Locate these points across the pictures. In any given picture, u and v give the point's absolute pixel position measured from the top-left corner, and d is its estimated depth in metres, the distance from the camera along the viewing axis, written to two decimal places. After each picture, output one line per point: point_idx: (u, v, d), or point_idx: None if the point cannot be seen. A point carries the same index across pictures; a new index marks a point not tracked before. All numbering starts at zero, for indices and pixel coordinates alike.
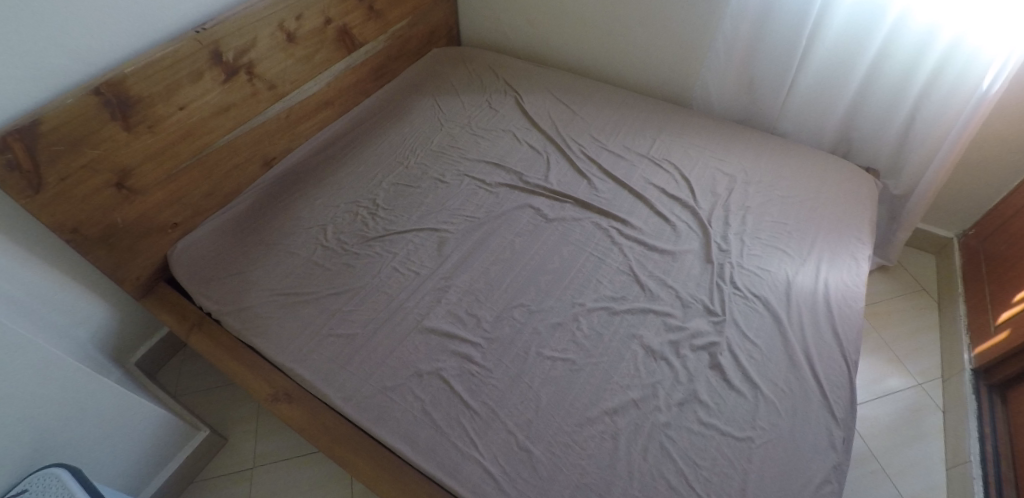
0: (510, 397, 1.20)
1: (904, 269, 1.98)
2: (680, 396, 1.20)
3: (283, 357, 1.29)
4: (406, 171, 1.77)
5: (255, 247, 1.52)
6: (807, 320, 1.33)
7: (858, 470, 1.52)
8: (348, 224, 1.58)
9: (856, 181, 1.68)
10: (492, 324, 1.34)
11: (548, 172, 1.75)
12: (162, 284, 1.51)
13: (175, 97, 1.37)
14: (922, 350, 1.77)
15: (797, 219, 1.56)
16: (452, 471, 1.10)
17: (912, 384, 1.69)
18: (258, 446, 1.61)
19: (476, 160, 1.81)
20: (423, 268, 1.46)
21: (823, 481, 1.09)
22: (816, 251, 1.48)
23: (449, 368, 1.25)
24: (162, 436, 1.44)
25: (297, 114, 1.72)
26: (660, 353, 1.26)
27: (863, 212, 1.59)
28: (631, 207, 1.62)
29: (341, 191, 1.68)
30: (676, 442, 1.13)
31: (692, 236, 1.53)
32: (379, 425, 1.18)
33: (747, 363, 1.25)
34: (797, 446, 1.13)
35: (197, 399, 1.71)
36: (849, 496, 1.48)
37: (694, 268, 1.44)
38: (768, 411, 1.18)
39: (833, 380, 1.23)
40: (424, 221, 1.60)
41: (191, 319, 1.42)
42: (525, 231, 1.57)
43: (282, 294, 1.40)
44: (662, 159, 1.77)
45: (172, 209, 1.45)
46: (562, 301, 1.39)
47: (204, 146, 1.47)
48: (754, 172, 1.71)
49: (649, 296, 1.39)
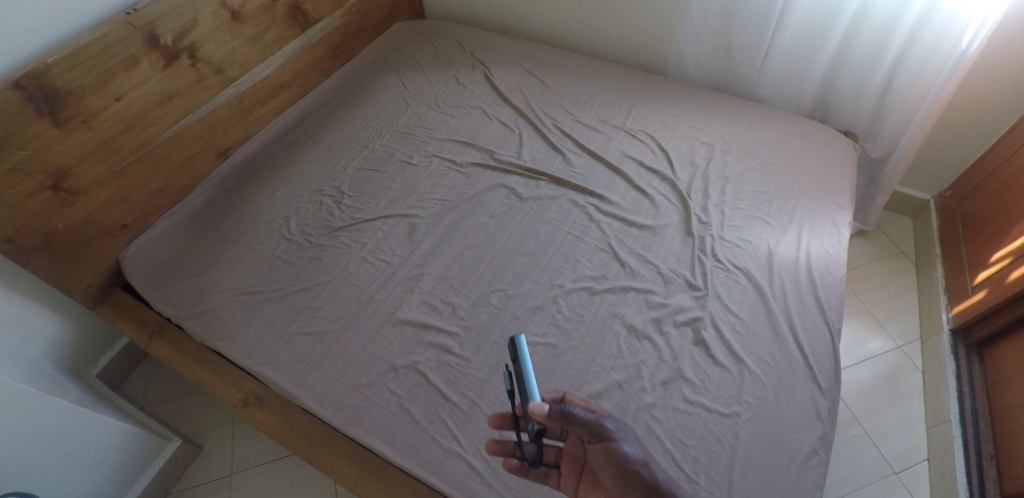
0: (490, 387, 1.16)
1: (883, 232, 1.97)
2: (665, 375, 1.17)
3: (250, 360, 1.24)
4: (372, 155, 1.69)
5: (214, 244, 1.44)
6: (790, 291, 1.31)
7: (842, 435, 1.53)
8: (312, 214, 1.51)
9: (833, 146, 1.65)
10: (469, 311, 1.29)
11: (520, 148, 1.68)
12: (117, 290, 1.43)
13: (110, 87, 1.27)
14: (901, 312, 1.77)
15: (777, 188, 1.53)
16: (434, 467, 1.06)
17: (892, 347, 1.70)
18: (235, 451, 1.55)
19: (445, 140, 1.73)
20: (394, 257, 1.40)
21: (810, 453, 1.08)
22: (796, 220, 1.46)
23: (426, 360, 1.20)
24: (129, 447, 1.38)
25: (251, 99, 1.63)
26: (643, 332, 1.23)
27: (841, 177, 1.57)
28: (608, 182, 1.57)
29: (303, 180, 1.60)
30: (662, 422, 1.10)
31: (672, 209, 1.48)
32: (355, 425, 1.13)
33: (731, 337, 1.23)
34: (784, 419, 1.12)
35: (167, 408, 1.64)
36: (835, 462, 1.49)
37: (674, 242, 1.41)
38: (753, 385, 1.16)
39: (817, 350, 1.22)
40: (393, 207, 1.53)
41: (151, 325, 1.36)
42: (499, 213, 1.51)
43: (246, 293, 1.34)
44: (638, 130, 1.71)
45: (119, 209, 1.37)
46: (540, 283, 1.34)
47: (148, 139, 1.38)
48: (732, 140, 1.67)
49: (630, 274, 1.35)
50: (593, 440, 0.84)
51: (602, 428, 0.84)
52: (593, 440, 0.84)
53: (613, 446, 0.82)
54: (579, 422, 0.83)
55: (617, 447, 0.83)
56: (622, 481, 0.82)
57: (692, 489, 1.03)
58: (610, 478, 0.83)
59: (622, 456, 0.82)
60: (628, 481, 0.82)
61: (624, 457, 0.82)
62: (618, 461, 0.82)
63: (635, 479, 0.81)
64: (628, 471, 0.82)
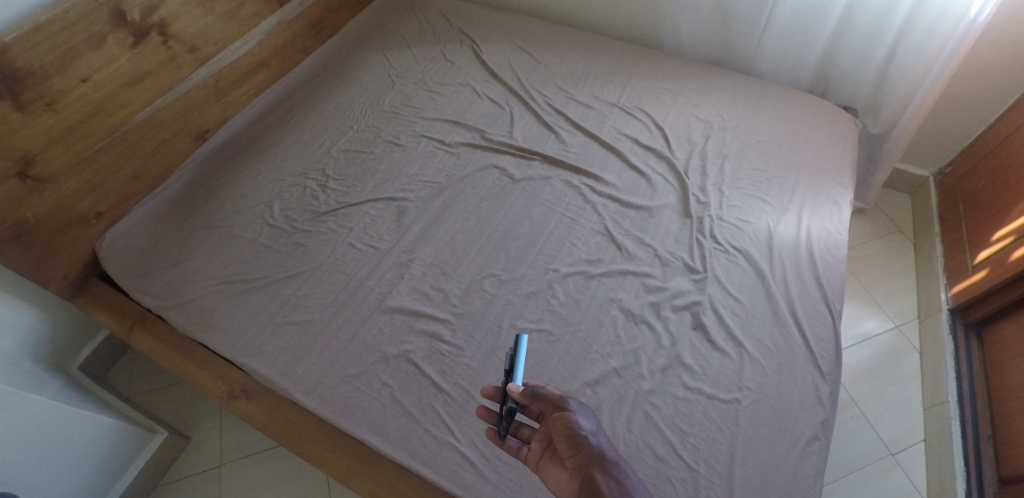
0: (484, 376, 1.13)
1: (881, 210, 1.94)
2: (663, 361, 1.14)
3: (235, 352, 1.20)
4: (357, 135, 1.63)
5: (195, 232, 1.40)
6: (790, 273, 1.28)
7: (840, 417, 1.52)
8: (296, 199, 1.46)
9: (835, 122, 1.60)
10: (461, 298, 1.25)
11: (512, 127, 1.62)
12: (95, 281, 1.38)
13: (75, 66, 1.20)
14: (900, 291, 1.75)
15: (777, 166, 1.49)
16: (427, 460, 1.03)
17: (890, 327, 1.68)
18: (224, 443, 1.52)
19: (433, 119, 1.67)
20: (383, 243, 1.36)
21: (811, 439, 1.06)
22: (796, 199, 1.42)
23: (417, 349, 1.17)
24: (113, 442, 1.34)
25: (228, 79, 1.56)
26: (640, 316, 1.20)
27: (842, 154, 1.53)
28: (603, 162, 1.52)
29: (286, 163, 1.55)
30: (661, 410, 1.08)
31: (669, 189, 1.44)
32: (346, 418, 1.09)
33: (730, 321, 1.20)
34: (785, 405, 1.10)
35: (152, 400, 1.60)
36: (834, 444, 1.48)
37: (672, 223, 1.37)
38: (753, 370, 1.13)
39: (818, 334, 1.19)
40: (381, 190, 1.48)
41: (131, 317, 1.30)
42: (491, 194, 1.46)
43: (228, 283, 1.29)
44: (634, 107, 1.65)
45: (92, 197, 1.30)
46: (535, 268, 1.30)
47: (119, 121, 1.31)
48: (730, 116, 1.61)
49: (627, 257, 1.31)
50: (553, 411, 0.86)
51: (563, 399, 0.86)
52: (552, 412, 0.85)
53: (568, 414, 0.83)
54: (542, 396, 0.86)
55: (571, 416, 0.83)
56: (572, 447, 0.81)
57: (692, 478, 1.01)
58: (562, 444, 0.82)
59: (575, 424, 0.82)
60: (577, 447, 0.81)
61: (576, 424, 0.82)
62: (570, 428, 0.82)
63: (583, 444, 0.80)
64: (579, 436, 0.81)
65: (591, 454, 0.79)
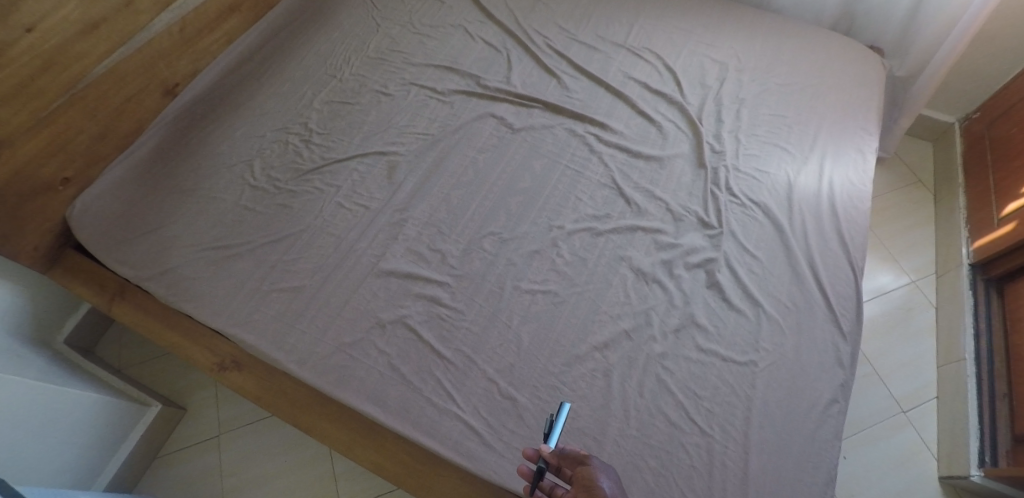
0: (486, 341, 1.07)
1: (901, 159, 1.84)
2: (676, 321, 1.07)
3: (222, 322, 1.14)
4: (341, 85, 1.52)
5: (172, 195, 1.33)
6: (810, 228, 1.20)
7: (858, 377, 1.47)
8: (278, 156, 1.38)
9: (859, 62, 1.48)
10: (459, 259, 1.17)
11: (510, 72, 1.50)
12: (70, 251, 1.29)
13: (18, 15, 1.06)
14: (917, 245, 1.68)
15: (797, 112, 1.38)
16: (430, 430, 0.98)
17: (906, 282, 1.62)
18: (221, 412, 1.48)
19: (424, 65, 1.54)
20: (373, 201, 1.28)
21: (830, 402, 1.01)
22: (817, 148, 1.32)
23: (414, 314, 1.11)
24: (104, 417, 1.30)
25: (193, 26, 1.43)
26: (652, 275, 1.12)
27: (866, 97, 1.41)
28: (610, 109, 1.41)
29: (266, 118, 1.46)
30: (673, 373, 1.02)
31: (682, 137, 1.34)
32: (342, 388, 1.04)
33: (747, 279, 1.13)
34: (803, 366, 1.04)
35: (143, 370, 1.55)
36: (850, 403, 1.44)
37: (685, 174, 1.27)
38: (771, 331, 1.07)
39: (839, 292, 1.13)
40: (369, 144, 1.39)
41: (111, 288, 1.24)
42: (489, 146, 1.36)
43: (210, 248, 1.23)
44: (642, 48, 1.52)
45: (56, 160, 1.20)
46: (538, 225, 1.21)
47: (77, 76, 1.19)
48: (747, 57, 1.49)
49: (636, 211, 1.22)
50: (576, 467, 0.77)
51: (587, 454, 0.77)
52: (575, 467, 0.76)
53: (590, 469, 0.74)
54: (568, 453, 0.78)
55: (593, 472, 0.74)
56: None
57: (706, 443, 0.96)
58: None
59: (595, 478, 0.73)
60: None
61: (597, 481, 0.73)
62: (590, 483, 0.73)
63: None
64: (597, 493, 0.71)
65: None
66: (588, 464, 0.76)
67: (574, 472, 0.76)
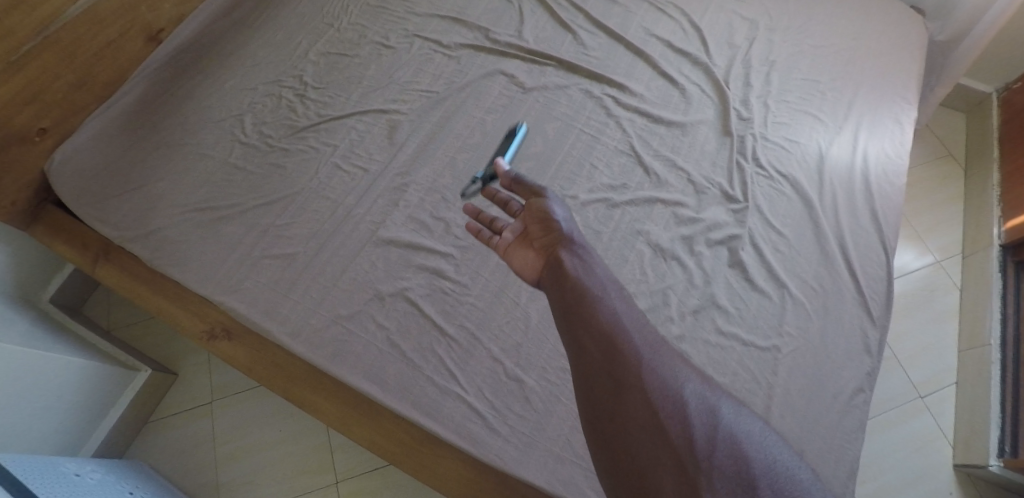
0: (492, 318, 1.00)
1: (932, 131, 1.74)
2: (695, 302, 1.01)
3: (210, 289, 1.07)
4: (339, 35, 1.40)
5: (157, 151, 1.24)
6: (841, 204, 1.11)
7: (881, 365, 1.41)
8: (271, 111, 1.28)
9: (902, 22, 1.36)
10: (465, 229, 1.10)
11: (522, 25, 1.38)
12: (51, 207, 1.22)
13: None
14: (944, 223, 1.59)
15: (831, 77, 1.28)
16: (431, 411, 0.93)
17: (930, 262, 1.53)
18: (214, 377, 1.43)
19: (429, 15, 1.42)
20: (373, 164, 1.19)
21: (856, 391, 0.95)
22: (853, 117, 1.22)
23: (416, 287, 1.04)
24: (92, 383, 1.25)
25: None
26: (671, 252, 1.05)
27: (907, 62, 1.30)
28: (630, 68, 1.30)
29: (258, 70, 1.36)
30: (691, 357, 0.96)
31: (707, 102, 1.24)
32: (337, 363, 0.98)
33: (772, 258, 1.05)
34: (828, 353, 0.98)
35: (133, 332, 1.49)
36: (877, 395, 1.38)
37: (708, 143, 1.18)
38: (796, 314, 1.00)
39: (870, 274, 1.05)
40: (368, 101, 1.29)
41: (93, 249, 1.16)
42: (498, 106, 1.26)
43: (198, 209, 1.15)
44: (666, 2, 1.40)
45: (31, 109, 1.12)
46: (550, 194, 1.13)
47: (49, 16, 1.09)
48: (780, 16, 1.37)
49: (655, 182, 1.14)
50: (531, 199, 0.89)
51: (542, 189, 0.90)
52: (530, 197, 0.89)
53: (543, 200, 0.87)
54: (525, 183, 0.91)
55: (546, 202, 0.87)
56: (543, 227, 0.84)
57: None
58: (533, 226, 0.86)
59: (547, 208, 0.85)
60: (547, 228, 0.84)
61: (551, 209, 0.85)
62: (544, 213, 0.85)
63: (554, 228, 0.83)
64: (551, 220, 0.84)
65: (557, 233, 0.83)
66: (540, 194, 0.89)
67: (528, 204, 0.89)
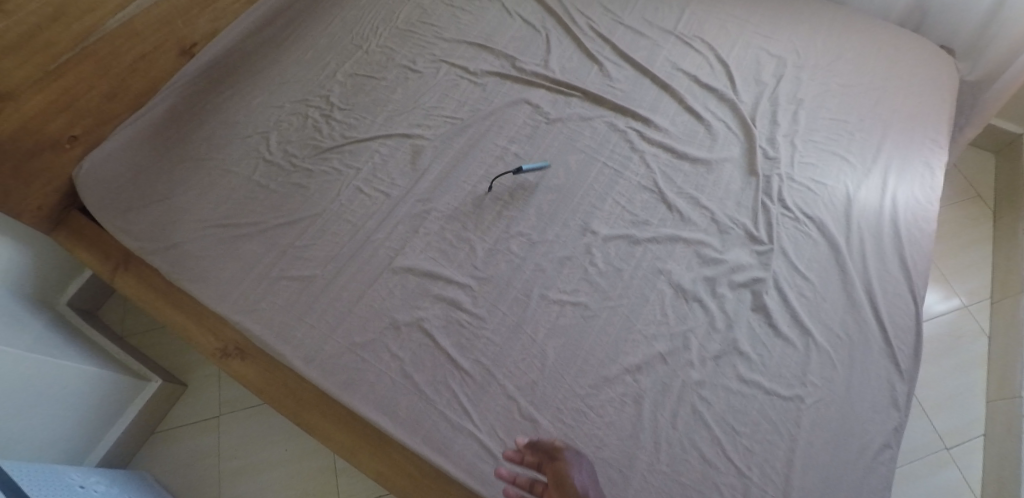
0: (508, 353, 0.99)
1: (960, 171, 1.70)
2: (717, 347, 0.98)
3: (226, 308, 1.06)
4: (367, 57, 1.41)
5: (182, 164, 1.25)
6: (869, 248, 1.08)
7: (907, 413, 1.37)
8: (296, 130, 1.29)
9: (934, 63, 1.34)
10: (484, 260, 1.09)
11: (548, 54, 1.38)
12: (75, 213, 1.23)
13: None
14: (972, 266, 1.54)
15: (860, 117, 1.26)
16: (442, 447, 0.91)
17: (957, 306, 1.49)
18: (223, 391, 1.43)
19: (456, 41, 1.43)
20: (394, 189, 1.19)
21: (883, 447, 0.91)
22: (882, 158, 1.19)
23: (432, 318, 1.03)
24: (103, 392, 1.25)
25: None
26: (692, 293, 1.03)
27: (939, 104, 1.28)
28: (655, 102, 1.29)
29: (285, 88, 1.37)
30: (711, 404, 0.94)
31: (733, 139, 1.23)
32: (349, 393, 0.97)
33: (797, 303, 1.03)
34: (854, 405, 0.94)
35: (148, 341, 1.50)
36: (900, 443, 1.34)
37: (734, 182, 1.17)
38: (821, 363, 0.97)
39: (898, 323, 1.01)
40: (392, 124, 1.29)
41: (113, 258, 1.17)
42: (521, 136, 1.26)
43: (219, 225, 1.15)
44: (693, 37, 1.40)
45: (64, 117, 1.14)
46: (570, 227, 1.12)
47: (89, 28, 1.13)
48: (809, 53, 1.36)
49: (679, 219, 1.13)
50: (549, 462, 0.84)
51: (559, 447, 0.85)
52: (548, 461, 0.84)
53: (565, 466, 0.83)
54: (541, 445, 0.85)
55: (568, 469, 0.83)
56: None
57: (742, 485, 0.88)
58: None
59: (569, 477, 0.82)
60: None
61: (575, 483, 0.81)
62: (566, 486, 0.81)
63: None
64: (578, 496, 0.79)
65: None
66: (564, 459, 0.84)
67: (549, 467, 0.84)
